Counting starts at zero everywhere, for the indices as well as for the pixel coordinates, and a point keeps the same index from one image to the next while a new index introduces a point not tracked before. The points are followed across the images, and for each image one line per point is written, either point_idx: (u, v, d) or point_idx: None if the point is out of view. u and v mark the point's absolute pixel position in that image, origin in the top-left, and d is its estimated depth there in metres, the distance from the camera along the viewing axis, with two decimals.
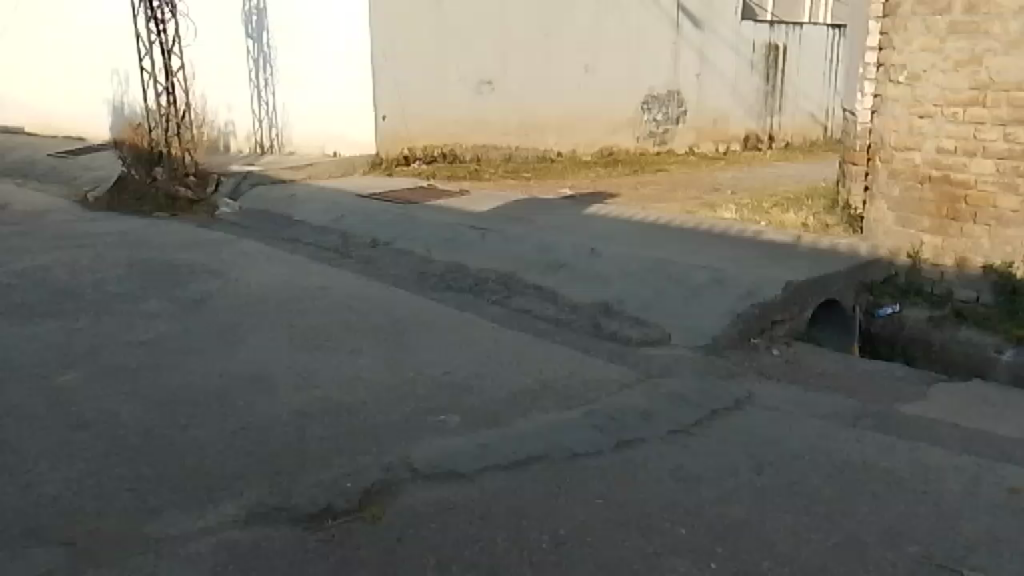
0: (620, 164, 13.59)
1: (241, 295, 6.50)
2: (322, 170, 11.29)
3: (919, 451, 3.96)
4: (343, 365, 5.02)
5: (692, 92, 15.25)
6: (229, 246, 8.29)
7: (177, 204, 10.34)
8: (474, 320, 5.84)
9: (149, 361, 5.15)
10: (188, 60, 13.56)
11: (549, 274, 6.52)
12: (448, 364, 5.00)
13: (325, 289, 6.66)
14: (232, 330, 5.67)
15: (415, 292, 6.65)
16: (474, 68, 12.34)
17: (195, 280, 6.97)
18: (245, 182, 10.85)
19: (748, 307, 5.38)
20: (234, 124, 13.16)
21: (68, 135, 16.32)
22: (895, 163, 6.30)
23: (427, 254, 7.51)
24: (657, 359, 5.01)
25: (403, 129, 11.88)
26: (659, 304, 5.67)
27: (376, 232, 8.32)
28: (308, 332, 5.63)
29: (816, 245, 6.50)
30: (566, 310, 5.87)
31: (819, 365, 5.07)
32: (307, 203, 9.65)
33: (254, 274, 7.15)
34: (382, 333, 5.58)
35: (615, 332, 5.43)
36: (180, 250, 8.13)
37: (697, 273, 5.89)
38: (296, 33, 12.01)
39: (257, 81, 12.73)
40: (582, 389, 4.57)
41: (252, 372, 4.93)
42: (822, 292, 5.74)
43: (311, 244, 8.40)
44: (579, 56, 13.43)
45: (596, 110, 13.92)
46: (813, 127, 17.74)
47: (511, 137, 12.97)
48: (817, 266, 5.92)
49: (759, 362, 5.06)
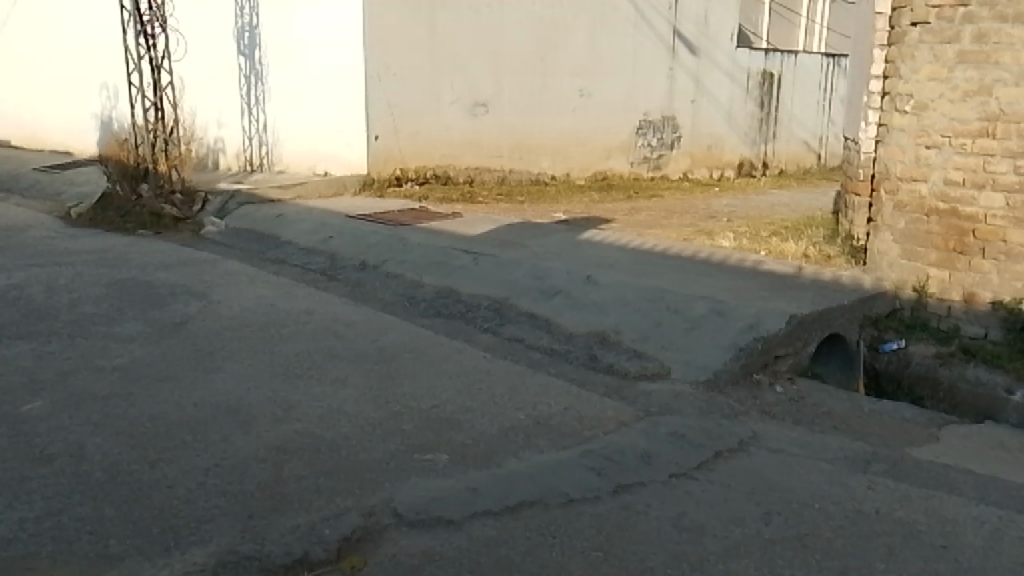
0: (613, 189, 13.44)
1: (222, 319, 6.26)
2: (312, 190, 11.10)
3: (935, 500, 3.74)
4: (326, 395, 4.77)
5: (687, 118, 15.16)
6: (213, 266, 8.05)
7: (162, 222, 10.10)
8: (465, 349, 5.61)
9: (120, 388, 4.89)
10: (179, 76, 13.42)
11: (543, 301, 6.30)
12: (436, 397, 4.75)
13: (310, 313, 6.42)
14: (211, 357, 5.43)
15: (403, 317, 6.42)
16: (469, 90, 12.19)
17: (176, 302, 6.72)
18: (232, 201, 10.65)
19: (751, 341, 5.16)
20: (224, 141, 13.02)
21: (55, 149, 16.08)
22: (900, 195, 6.14)
23: (416, 278, 7.30)
24: (656, 395, 4.78)
25: (395, 150, 11.68)
26: (658, 336, 5.46)
27: (365, 254, 8.10)
28: (290, 360, 5.38)
29: (818, 277, 6.31)
30: (561, 341, 5.65)
31: (825, 404, 4.85)
32: (295, 223, 9.43)
33: (237, 296, 6.91)
34: (369, 362, 5.34)
35: (611, 364, 5.20)
36: (162, 270, 7.89)
37: (697, 303, 5.67)
38: (288, 51, 11.85)
39: (248, 98, 12.57)
40: (577, 426, 4.34)
41: (229, 402, 4.67)
42: (824, 326, 5.53)
43: (298, 266, 8.17)
44: (574, 80, 13.32)
45: (591, 135, 13.79)
46: (807, 155, 17.68)
47: (505, 159, 12.80)
48: (820, 299, 5.72)
49: (762, 399, 4.84)
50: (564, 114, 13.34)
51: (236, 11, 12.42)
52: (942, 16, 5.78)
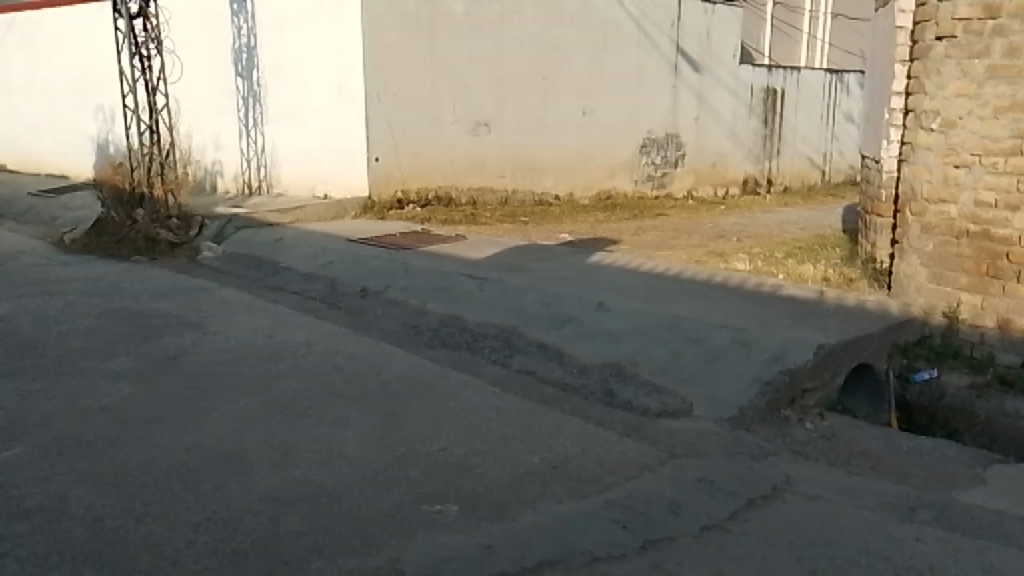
0: (618, 208, 13.18)
1: (218, 352, 5.96)
2: (311, 213, 10.84)
3: (991, 554, 3.43)
4: (326, 438, 4.47)
5: (691, 135, 14.93)
6: (209, 294, 7.77)
7: (158, 248, 9.84)
8: (474, 383, 5.30)
9: (107, 431, 4.59)
10: (177, 98, 13.26)
11: (554, 330, 6.01)
12: (445, 438, 4.45)
13: (310, 345, 6.12)
14: (205, 394, 5.13)
15: (407, 348, 6.11)
16: (470, 109, 11.95)
17: (169, 334, 6.43)
18: (230, 225, 10.37)
19: (777, 373, 4.86)
20: (222, 164, 12.85)
21: (51, 173, 15.85)
22: (928, 217, 5.88)
23: (420, 305, 7.01)
24: (678, 434, 4.48)
25: (396, 171, 11.42)
26: (678, 369, 5.16)
27: (367, 280, 7.83)
28: (289, 397, 5.08)
29: (842, 302, 6.02)
30: (574, 374, 5.35)
31: (859, 442, 4.55)
32: (294, 247, 9.16)
33: (234, 327, 6.61)
34: (372, 399, 5.04)
35: (629, 400, 4.90)
36: (156, 299, 7.61)
37: (717, 333, 5.38)
38: (287, 72, 11.65)
39: (246, 119, 12.37)
40: (597, 471, 4.04)
41: (223, 446, 4.37)
42: (853, 356, 5.24)
43: (297, 292, 7.88)
44: (577, 99, 13.09)
45: (594, 154, 13.56)
46: (811, 171, 17.47)
47: (508, 179, 12.55)
48: (848, 326, 5.43)
49: (792, 437, 4.53)
50: (567, 133, 13.11)
51: (233, 32, 12.23)
52: (969, 30, 5.53)
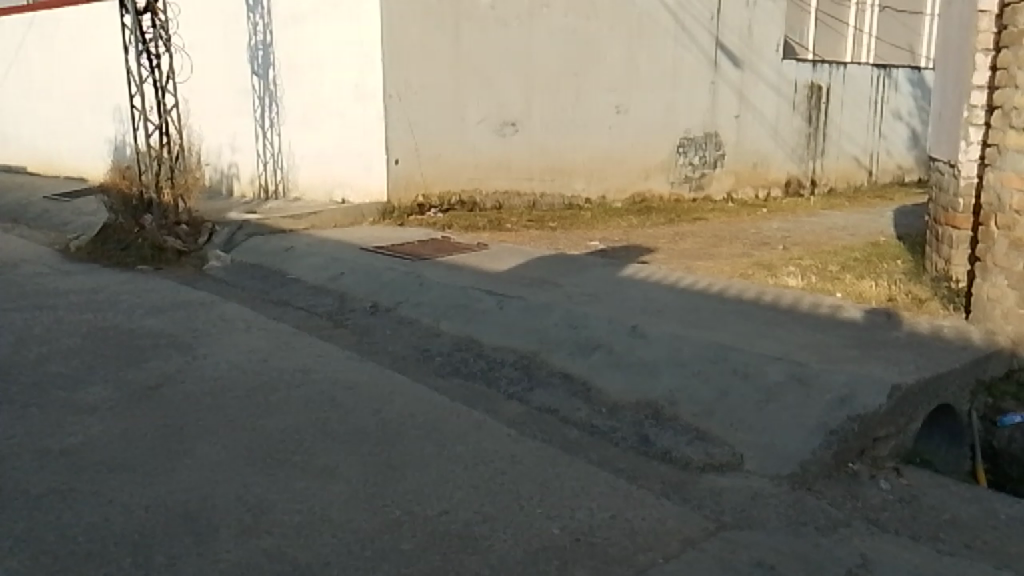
0: (653, 212, 12.40)
1: (204, 382, 5.34)
2: (327, 219, 10.25)
3: None
4: (309, 495, 3.81)
5: (731, 134, 14.06)
6: (208, 310, 7.18)
7: (164, 256, 9.32)
8: (487, 423, 4.61)
9: (60, 482, 3.97)
10: (193, 98, 12.83)
11: (581, 358, 5.30)
12: (449, 497, 3.76)
13: (307, 372, 5.48)
14: (180, 437, 4.50)
15: (415, 376, 5.42)
16: (496, 107, 11.26)
17: (157, 358, 5.85)
18: (240, 232, 9.85)
19: (844, 420, 4.12)
20: (238, 166, 12.37)
21: (70, 175, 15.52)
22: (1018, 231, 5.11)
23: (433, 324, 6.35)
24: (727, 496, 3.75)
25: (417, 174, 10.77)
26: (725, 411, 4.43)
27: (378, 294, 7.18)
28: (274, 440, 4.43)
29: (914, 331, 5.24)
30: (603, 413, 4.64)
31: (946, 508, 3.77)
32: (304, 258, 8.55)
33: (227, 350, 6.00)
34: (369, 441, 4.38)
35: (668, 450, 4.17)
36: (151, 314, 7.05)
37: (770, 368, 4.64)
38: (304, 70, 11.06)
39: (263, 120, 11.84)
40: (630, 547, 3.33)
41: (189, 505, 3.73)
42: (932, 397, 4.47)
43: (303, 307, 7.26)
44: (609, 96, 12.32)
45: (628, 154, 12.79)
46: (857, 171, 16.48)
47: (536, 182, 11.84)
48: (924, 361, 4.66)
49: (865, 502, 3.78)
50: (600, 132, 12.35)
51: (249, 29, 11.70)
52: None
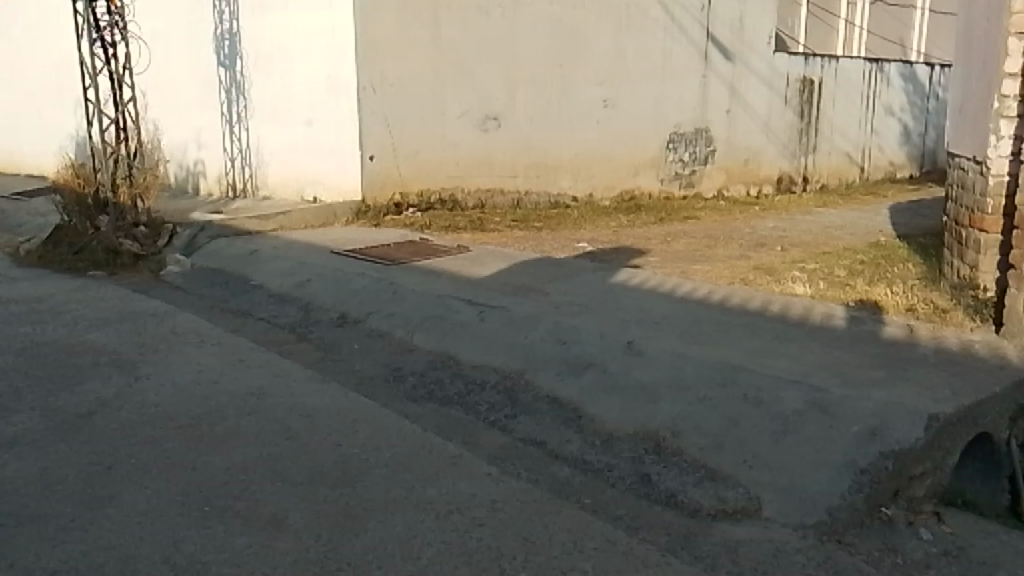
0: (643, 210, 11.83)
1: (143, 409, 4.71)
2: (297, 219, 9.63)
3: None
4: (250, 555, 3.21)
5: (722, 129, 13.50)
6: (160, 322, 6.54)
7: (120, 260, 8.62)
8: (463, 458, 4.01)
9: None
10: (158, 92, 12.15)
11: (569, 379, 4.71)
12: (415, 557, 3.17)
13: (262, 397, 4.86)
14: (106, 479, 3.86)
15: (384, 400, 4.81)
16: (478, 101, 10.65)
17: (95, 380, 5.21)
18: (203, 234, 9.18)
19: (876, 458, 3.57)
20: (205, 164, 11.70)
21: (31, 172, 14.74)
22: None
23: (406, 338, 5.74)
24: (744, 553, 3.19)
25: (394, 171, 10.15)
26: (735, 445, 3.85)
27: (347, 304, 6.56)
28: (215, 483, 3.81)
29: (942, 347, 4.67)
30: (596, 446, 4.06)
31: (1000, 564, 3.22)
32: (270, 263, 7.92)
33: (175, 369, 5.37)
34: (326, 484, 3.78)
35: (673, 493, 3.60)
36: (97, 328, 6.39)
37: (785, 393, 4.07)
38: (273, 61, 10.40)
39: (230, 114, 11.18)
40: None
41: (104, 571, 3.11)
42: (972, 427, 3.91)
43: (265, 318, 6.63)
44: (597, 89, 11.74)
45: (617, 150, 12.21)
46: (849, 168, 15.97)
47: (520, 179, 11.24)
48: (959, 385, 4.09)
49: (906, 557, 3.22)
50: (586, 128, 11.76)
51: (215, 17, 11.02)
52: None
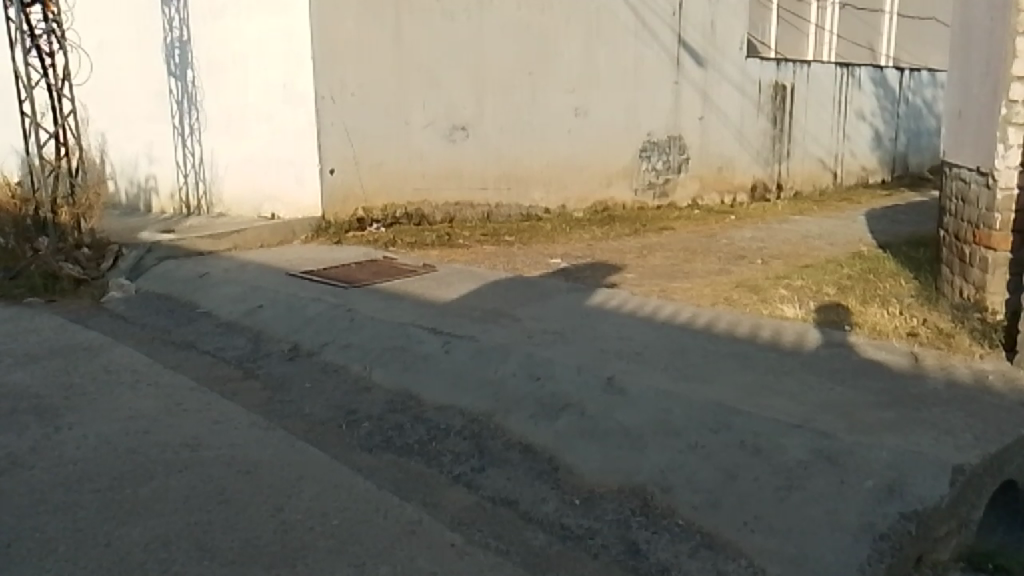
0: (617, 221, 11.37)
1: (59, 468, 4.12)
2: (252, 237, 9.03)
3: None
4: None
5: (696, 136, 13.12)
6: (93, 358, 5.92)
7: (59, 286, 7.88)
8: (424, 523, 3.50)
9: None
10: (106, 104, 11.51)
11: (544, 423, 4.21)
12: None
13: (197, 449, 4.29)
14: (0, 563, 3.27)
15: (336, 450, 4.28)
16: (444, 110, 10.14)
17: (8, 431, 4.59)
18: (150, 256, 8.53)
19: (896, 520, 3.13)
20: (156, 179, 11.08)
21: None
22: None
23: (363, 373, 5.20)
24: None
25: (356, 185, 9.60)
26: (735, 503, 3.37)
27: (300, 334, 6.01)
28: (133, 563, 3.25)
29: (953, 379, 4.24)
30: (575, 506, 3.56)
31: None
32: (219, 288, 7.33)
33: (102, 416, 4.78)
34: (262, 562, 3.23)
35: (665, 566, 3.11)
36: (21, 367, 5.76)
37: (788, 440, 3.60)
38: (225, 69, 9.81)
39: (181, 126, 10.56)
40: None
41: None
42: None
43: (210, 350, 6.05)
44: (567, 97, 11.30)
45: (589, 160, 11.76)
46: (823, 174, 15.67)
47: (490, 192, 10.75)
48: (980, 426, 3.66)
49: None
50: (557, 137, 11.30)
51: (163, 25, 10.41)
52: None
